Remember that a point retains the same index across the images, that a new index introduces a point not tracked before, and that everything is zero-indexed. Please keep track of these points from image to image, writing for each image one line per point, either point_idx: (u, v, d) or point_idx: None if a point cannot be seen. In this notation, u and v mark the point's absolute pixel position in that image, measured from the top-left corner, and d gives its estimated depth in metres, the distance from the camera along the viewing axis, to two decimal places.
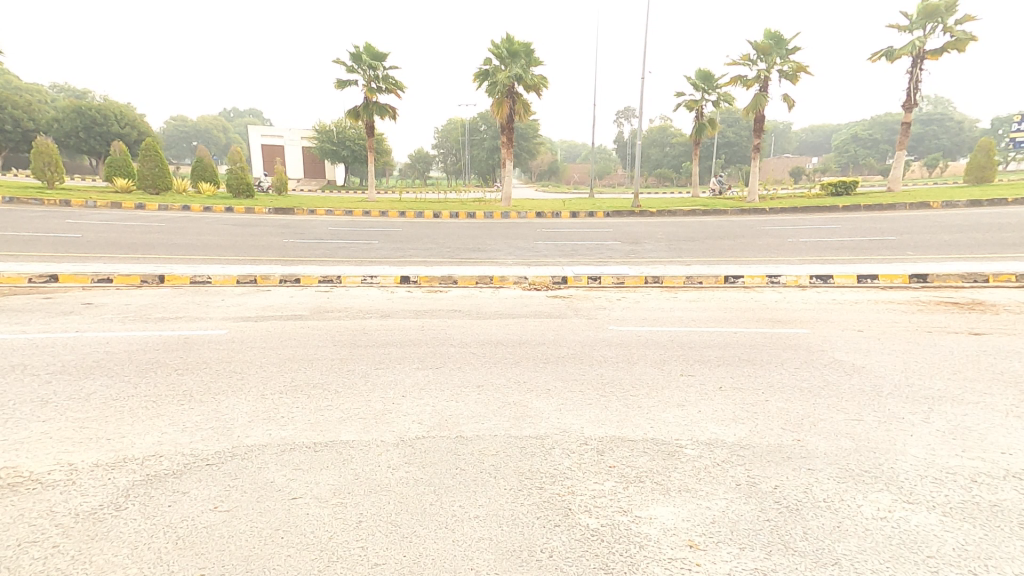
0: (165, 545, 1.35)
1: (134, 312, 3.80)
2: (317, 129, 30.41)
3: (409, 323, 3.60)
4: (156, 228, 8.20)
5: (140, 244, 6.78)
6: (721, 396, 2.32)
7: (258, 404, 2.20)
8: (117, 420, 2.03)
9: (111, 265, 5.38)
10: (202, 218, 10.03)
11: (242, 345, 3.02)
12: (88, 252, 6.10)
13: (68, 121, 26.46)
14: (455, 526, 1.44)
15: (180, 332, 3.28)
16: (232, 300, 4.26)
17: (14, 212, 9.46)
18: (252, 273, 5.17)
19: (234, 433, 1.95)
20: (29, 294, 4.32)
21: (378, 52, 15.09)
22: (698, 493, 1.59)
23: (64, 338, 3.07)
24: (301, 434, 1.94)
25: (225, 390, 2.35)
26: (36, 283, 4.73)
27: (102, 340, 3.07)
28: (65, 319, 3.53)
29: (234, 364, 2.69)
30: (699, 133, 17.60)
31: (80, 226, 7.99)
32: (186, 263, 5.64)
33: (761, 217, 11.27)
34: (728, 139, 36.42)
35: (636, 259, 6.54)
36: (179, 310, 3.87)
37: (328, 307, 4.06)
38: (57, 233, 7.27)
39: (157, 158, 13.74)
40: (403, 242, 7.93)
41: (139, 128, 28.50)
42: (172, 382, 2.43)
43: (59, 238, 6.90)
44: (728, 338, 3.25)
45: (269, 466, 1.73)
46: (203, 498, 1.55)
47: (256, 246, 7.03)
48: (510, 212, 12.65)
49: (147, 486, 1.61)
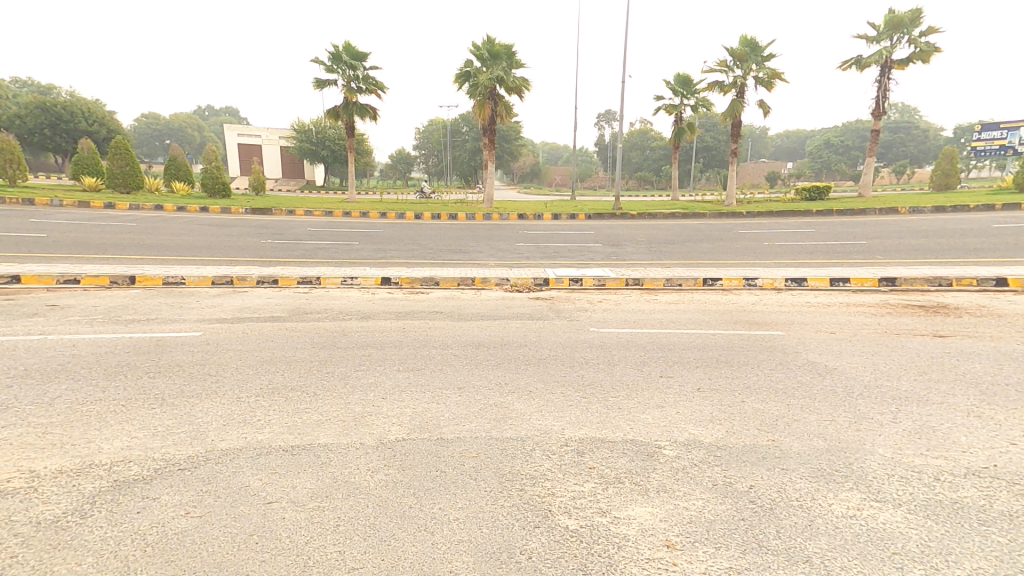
0: (132, 552, 1.32)
1: (103, 314, 3.70)
2: (296, 128, 30.00)
3: (390, 325, 3.56)
4: (128, 228, 7.99)
5: (111, 245, 6.61)
6: (699, 398, 2.35)
7: (233, 408, 2.16)
8: (83, 425, 1.97)
9: (78, 266, 5.23)
10: (175, 218, 9.81)
11: (217, 348, 2.96)
12: (54, 253, 5.91)
13: (31, 118, 25.68)
14: (433, 529, 1.43)
15: (151, 334, 3.20)
16: (205, 302, 4.18)
17: None
18: (228, 274, 5.08)
19: (207, 437, 1.91)
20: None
21: (358, 52, 14.97)
22: (674, 493, 1.61)
23: (28, 341, 2.98)
24: (278, 437, 1.92)
25: (199, 393, 2.30)
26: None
27: (68, 342, 2.98)
28: (27, 322, 3.42)
29: (208, 367, 2.64)
30: (678, 137, 17.79)
31: (47, 226, 7.75)
32: (158, 264, 5.51)
33: (738, 220, 11.48)
34: (706, 143, 37.00)
35: (616, 261, 6.60)
36: (150, 311, 3.78)
37: (307, 309, 4.01)
38: (21, 233, 7.04)
39: (128, 156, 13.39)
40: (384, 243, 7.87)
41: (108, 124, 27.74)
42: (142, 386, 2.37)
43: (24, 238, 6.68)
44: (706, 340, 3.29)
45: (243, 469, 1.70)
46: (173, 504, 1.51)
47: (232, 246, 6.90)
48: (491, 214, 12.65)
49: (114, 492, 1.57)
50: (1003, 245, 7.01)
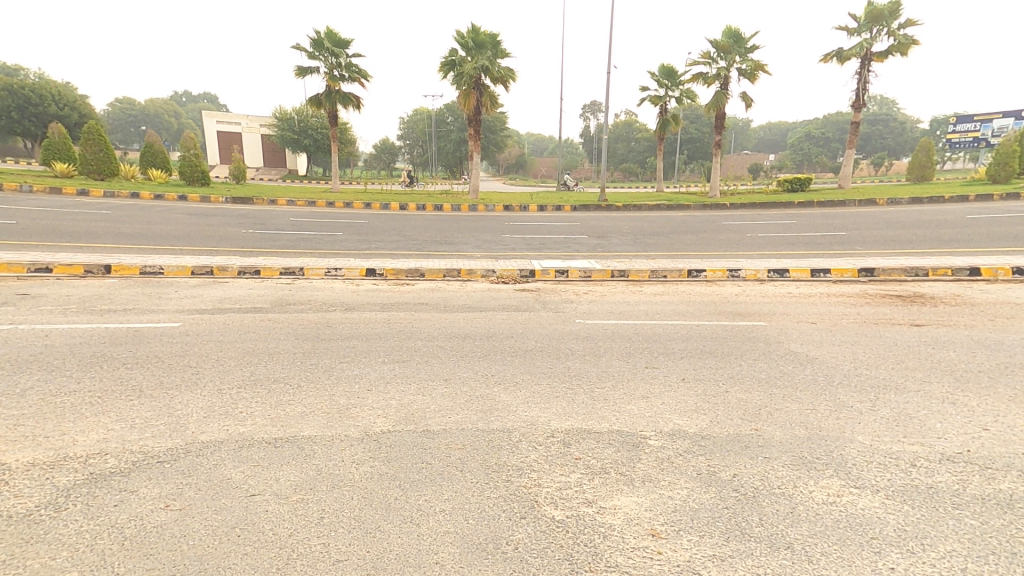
0: (110, 546, 1.30)
1: (77, 304, 3.61)
2: (277, 115, 29.45)
3: (375, 316, 3.54)
4: (103, 217, 7.81)
5: (85, 233, 6.45)
6: (683, 388, 2.38)
7: (213, 399, 2.13)
8: (57, 417, 1.93)
9: (51, 255, 5.10)
10: (153, 206, 9.59)
11: (196, 339, 2.91)
12: (24, 241, 5.74)
13: None
14: (419, 521, 1.43)
15: (128, 325, 3.13)
16: (186, 292, 4.11)
17: None
18: (208, 263, 5.00)
19: (188, 429, 1.88)
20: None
21: (341, 38, 14.72)
22: (659, 483, 1.63)
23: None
24: (261, 429, 1.89)
25: (178, 385, 2.26)
26: None
27: (42, 333, 2.90)
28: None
29: (188, 358, 2.60)
30: (663, 129, 17.82)
31: (18, 213, 7.53)
32: (136, 254, 5.40)
33: (722, 211, 11.58)
34: (690, 135, 37.20)
35: (601, 252, 6.63)
36: (127, 302, 3.71)
37: (289, 300, 3.95)
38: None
39: (102, 142, 13.06)
40: (367, 233, 7.79)
41: (80, 109, 26.98)
42: (120, 376, 2.33)
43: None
44: (690, 331, 3.33)
45: (225, 462, 1.68)
46: (152, 497, 1.49)
47: (211, 236, 6.78)
48: (476, 204, 12.57)
49: (90, 486, 1.53)
50: (977, 237, 7.18)
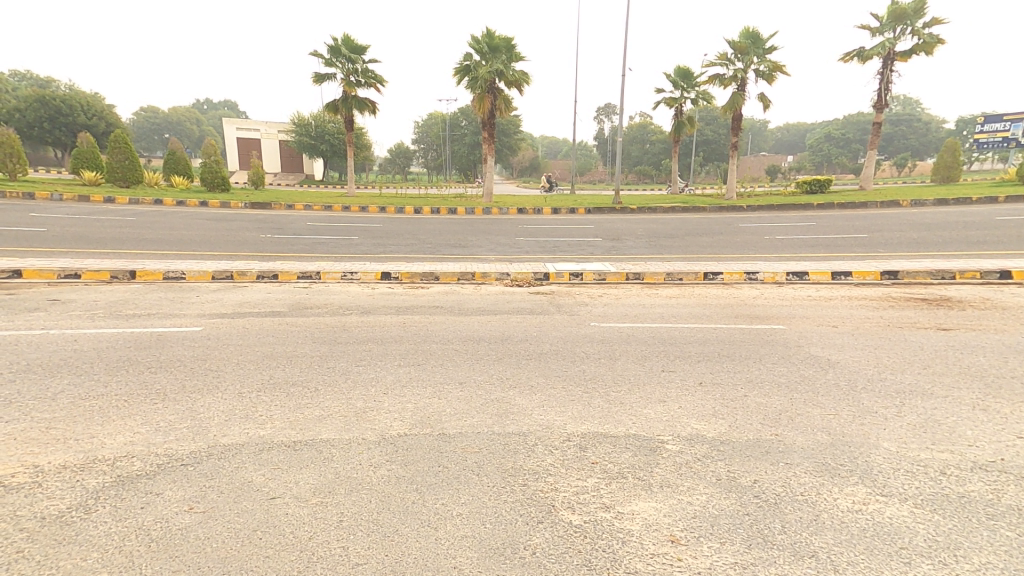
0: (136, 548, 1.32)
1: (104, 308, 3.70)
2: (294, 121, 29.83)
3: (390, 320, 3.57)
4: (127, 222, 7.98)
5: (110, 239, 6.60)
6: (701, 392, 2.35)
7: (234, 403, 2.16)
8: (86, 420, 1.97)
9: (78, 261, 5.22)
10: (174, 212, 9.78)
11: (218, 343, 2.95)
12: (52, 247, 5.88)
13: (30, 111, 25.65)
14: (437, 525, 1.43)
15: (152, 330, 3.20)
16: (207, 296, 4.18)
17: None
18: (228, 268, 5.07)
19: (210, 432, 1.91)
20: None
21: (357, 45, 14.88)
22: (678, 489, 1.61)
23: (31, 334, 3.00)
24: (280, 433, 1.91)
25: (200, 389, 2.29)
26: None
27: (70, 337, 2.98)
28: (28, 316, 3.42)
29: (209, 362, 2.64)
30: (678, 131, 17.70)
31: (46, 220, 7.73)
32: (158, 259, 5.51)
33: (739, 214, 11.46)
34: (706, 137, 36.90)
35: (616, 255, 6.61)
36: (151, 306, 3.78)
37: (307, 304, 4.00)
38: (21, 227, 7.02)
39: (127, 150, 13.35)
40: (383, 237, 7.86)
41: (106, 117, 27.58)
42: (144, 380, 2.38)
43: (23, 232, 6.66)
44: (707, 334, 3.29)
45: (246, 465, 1.70)
46: (176, 499, 1.52)
47: (231, 241, 6.89)
48: (491, 208, 12.60)
49: (118, 488, 1.57)
50: (1006, 238, 7.01)
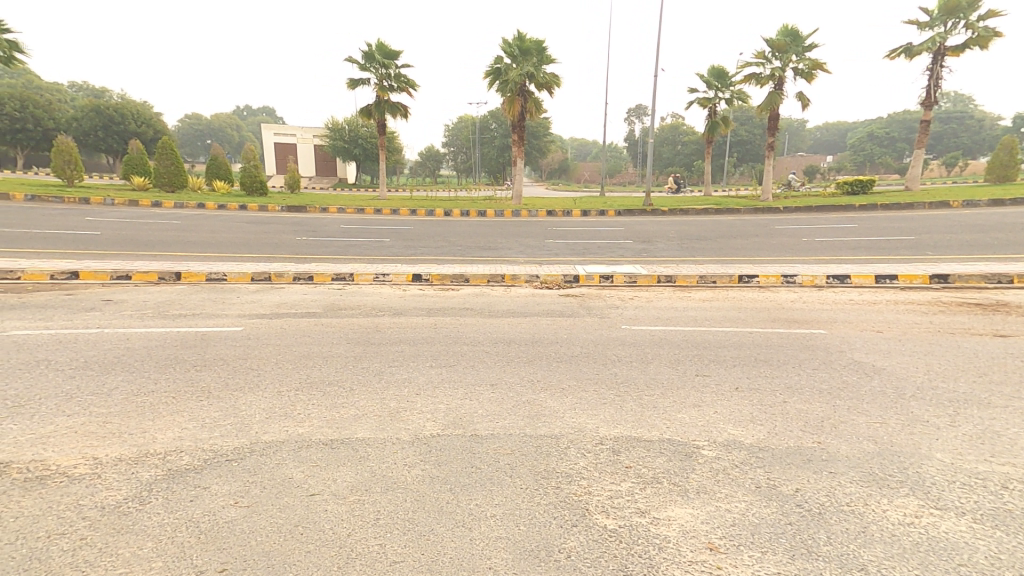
0: (187, 539, 1.37)
1: (153, 308, 3.85)
2: (329, 126, 30.49)
3: (421, 321, 3.61)
4: (171, 226, 8.29)
5: (157, 242, 6.86)
6: (738, 397, 2.30)
7: (273, 401, 2.22)
8: (138, 415, 2.06)
9: (129, 263, 5.45)
10: (215, 216, 10.12)
11: (258, 342, 3.04)
12: (105, 250, 6.15)
13: (87, 119, 26.96)
14: (471, 525, 1.44)
15: (196, 329, 3.31)
16: (246, 297, 4.32)
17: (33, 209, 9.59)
18: (266, 270, 5.21)
19: (252, 429, 1.97)
20: (51, 290, 4.41)
21: (391, 50, 15.12)
22: (716, 495, 1.58)
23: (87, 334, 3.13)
24: (317, 431, 1.96)
25: (241, 387, 2.36)
26: (59, 279, 4.80)
27: (122, 336, 3.11)
28: (84, 315, 3.59)
29: (250, 361, 2.72)
30: (712, 131, 17.37)
31: (99, 224, 8.10)
32: (201, 261, 5.70)
33: (775, 216, 11.19)
34: (741, 137, 36.18)
35: (647, 257, 6.53)
36: (196, 307, 3.92)
37: (341, 305, 4.08)
38: (75, 230, 7.37)
39: (173, 156, 13.89)
40: (413, 239, 7.96)
41: (156, 125, 28.89)
42: (189, 378, 2.46)
43: (78, 236, 6.99)
44: (744, 338, 3.22)
45: (286, 462, 1.75)
46: (222, 494, 1.56)
47: (268, 243, 7.08)
48: (520, 210, 12.63)
49: (170, 480, 1.63)
50: None
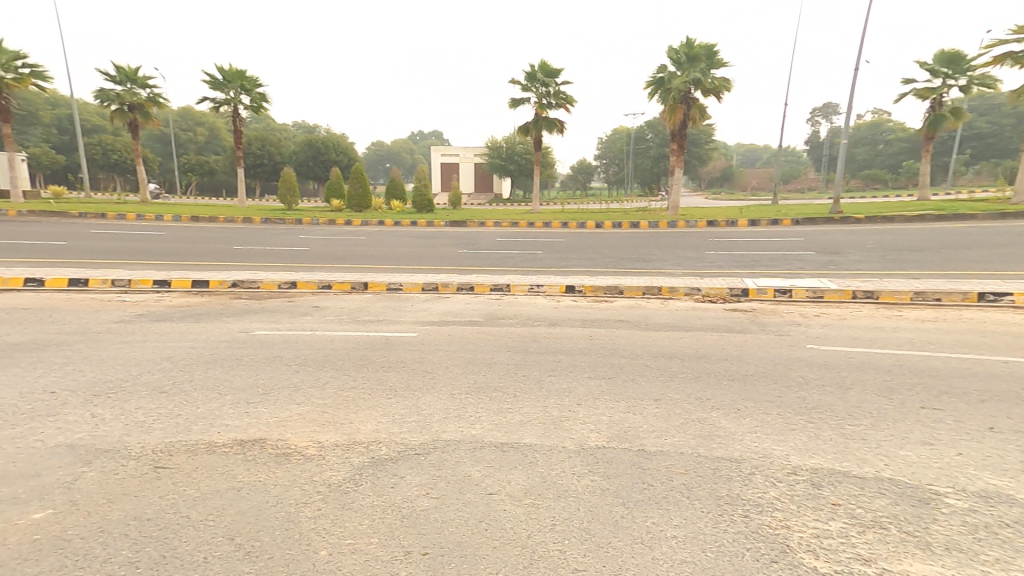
0: (392, 521, 1.52)
1: (348, 314, 4.42)
2: (489, 145, 32.39)
3: (578, 332, 3.62)
4: (360, 241, 9.47)
5: (348, 256, 7.89)
6: (992, 442, 1.90)
7: (449, 402, 2.39)
8: (344, 408, 2.35)
9: (330, 274, 6.32)
10: (392, 231, 11.33)
11: (432, 347, 3.30)
12: (310, 264, 7.22)
13: (301, 152, 32.27)
14: (652, 543, 1.39)
15: (381, 334, 3.70)
16: (420, 305, 4.75)
17: (260, 229, 11.66)
18: (434, 281, 5.67)
19: (433, 427, 2.14)
20: (275, 297, 5.29)
21: (552, 69, 15.63)
22: (962, 555, 1.32)
23: (295, 334, 3.71)
24: (489, 434, 2.05)
25: (420, 388, 2.58)
26: (280, 288, 5.75)
27: (325, 338, 3.60)
28: (299, 319, 4.24)
29: (426, 364, 2.96)
30: (933, 127, 14.93)
31: (308, 241, 9.59)
32: (383, 273, 6.40)
33: (1007, 223, 9.21)
34: (981, 131, 31.06)
35: (830, 271, 5.82)
36: (380, 314, 4.40)
37: (500, 315, 4.26)
38: (290, 247, 8.79)
39: (362, 181, 15.92)
40: (565, 251, 8.06)
41: (351, 153, 33.44)
42: (378, 377, 2.76)
43: (293, 251, 8.33)
44: (981, 370, 2.65)
45: (465, 460, 1.86)
46: (415, 484, 1.71)
47: (434, 256, 7.71)
48: (678, 221, 12.14)
49: (373, 467, 1.83)
50: None
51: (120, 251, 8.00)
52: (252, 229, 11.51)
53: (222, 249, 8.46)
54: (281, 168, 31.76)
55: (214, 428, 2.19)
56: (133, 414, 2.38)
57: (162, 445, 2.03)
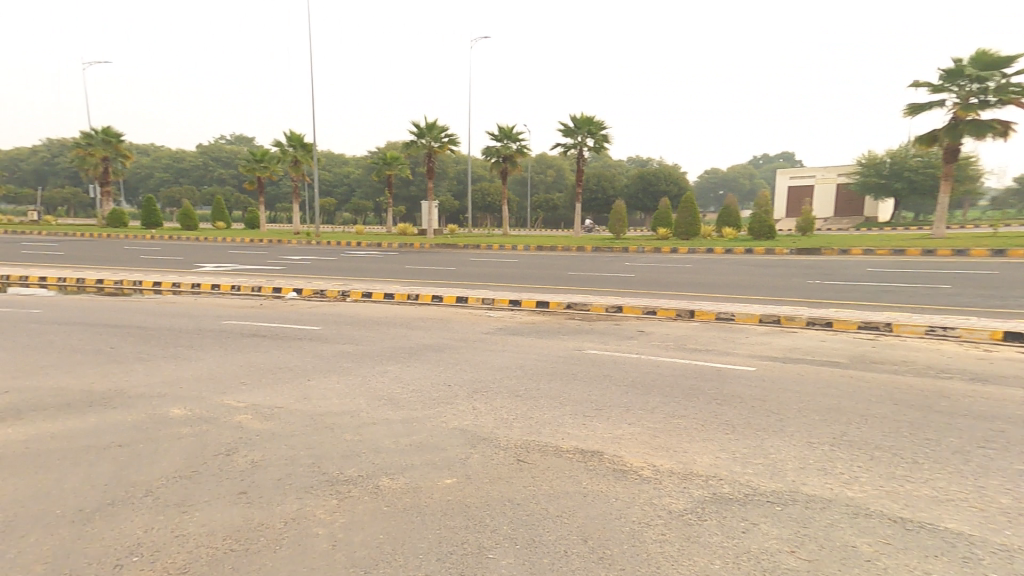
0: (751, 565, 1.78)
1: (678, 339, 4.59)
2: (865, 163, 28.98)
3: (996, 405, 3.15)
4: (688, 268, 9.62)
5: (670, 281, 8.18)
6: None
7: (812, 453, 2.55)
8: (680, 440, 2.68)
9: (654, 299, 6.58)
10: (719, 259, 11.16)
11: (774, 388, 3.41)
12: (631, 288, 7.71)
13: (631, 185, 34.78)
14: None
15: (710, 364, 3.88)
16: (752, 351, 4.57)
17: (585, 254, 12.99)
18: (772, 313, 5.45)
19: (791, 478, 2.33)
20: (604, 319, 5.75)
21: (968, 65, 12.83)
22: None
23: (621, 361, 4.20)
24: (875, 501, 2.14)
25: (767, 432, 2.78)
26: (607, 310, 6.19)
27: (651, 361, 3.93)
28: (625, 341, 4.58)
29: (771, 406, 3.12)
30: None
31: (637, 267, 10.27)
32: (711, 300, 6.35)
33: None
34: None
35: None
36: (710, 343, 4.48)
37: (877, 363, 4.03)
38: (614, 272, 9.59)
39: (692, 209, 15.97)
40: (954, 296, 6.66)
41: (679, 183, 34.27)
42: (716, 414, 3.00)
43: (622, 276, 9.07)
44: None
45: (841, 524, 1.99)
46: (773, 536, 1.92)
47: (770, 286, 7.37)
48: None
49: (717, 505, 2.12)
50: None
51: (486, 274, 10.13)
52: (582, 255, 12.92)
53: (560, 274, 9.81)
54: (614, 202, 34.83)
55: (558, 434, 2.86)
56: (499, 411, 3.23)
57: (522, 443, 2.76)
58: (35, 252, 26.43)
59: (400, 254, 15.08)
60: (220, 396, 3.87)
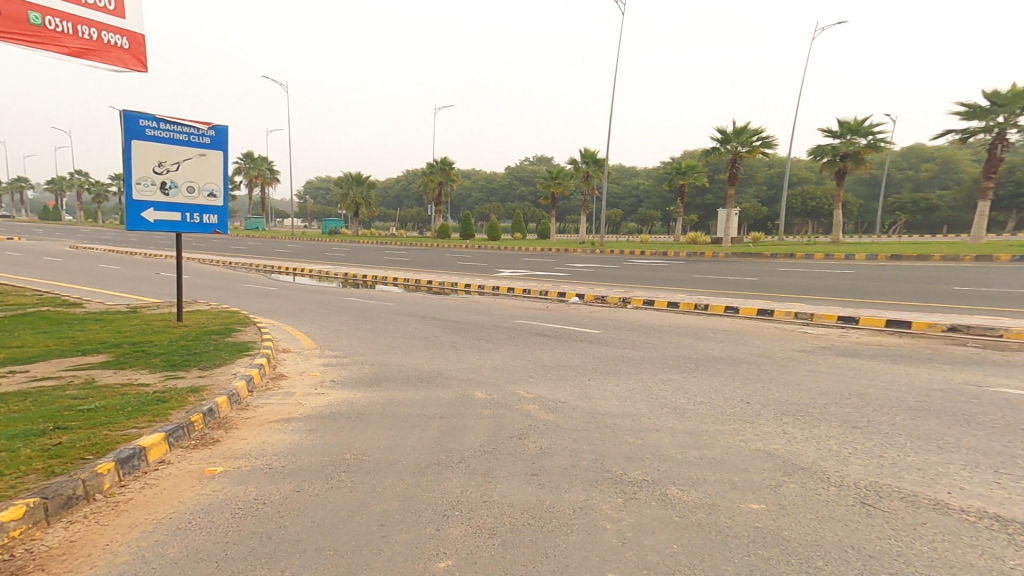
0: None
1: (918, 446, 4.75)
2: None
3: None
4: (1005, 352, 8.20)
5: (967, 369, 7.32)
6: None
7: None
8: (864, 550, 3.29)
9: (925, 392, 6.30)
10: None
11: (981, 521, 3.57)
12: (906, 370, 7.29)
13: None
14: None
15: (938, 485, 4.06)
16: (1011, 433, 5.00)
17: (881, 310, 11.77)
18: None
19: None
20: (853, 405, 5.95)
21: None
22: None
23: (838, 429, 5.26)
24: None
25: (945, 559, 3.17)
26: (872, 397, 6.25)
27: (869, 470, 4.35)
28: (870, 442, 4.91)
29: (962, 536, 3.39)
30: None
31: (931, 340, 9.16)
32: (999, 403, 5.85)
33: None
34: None
35: None
36: (951, 456, 4.53)
37: None
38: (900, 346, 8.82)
39: None
40: None
41: None
42: (901, 531, 3.47)
43: (906, 352, 8.37)
44: None
45: None
46: None
47: None
48: None
49: None
50: None
51: (752, 332, 10.42)
52: (873, 310, 11.79)
53: (829, 339, 9.54)
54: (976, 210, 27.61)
55: (817, 468, 4.43)
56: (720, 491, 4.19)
57: (837, 476, 4.26)
58: (401, 265, 35.94)
59: (658, 290, 16.59)
60: (543, 428, 5.95)
